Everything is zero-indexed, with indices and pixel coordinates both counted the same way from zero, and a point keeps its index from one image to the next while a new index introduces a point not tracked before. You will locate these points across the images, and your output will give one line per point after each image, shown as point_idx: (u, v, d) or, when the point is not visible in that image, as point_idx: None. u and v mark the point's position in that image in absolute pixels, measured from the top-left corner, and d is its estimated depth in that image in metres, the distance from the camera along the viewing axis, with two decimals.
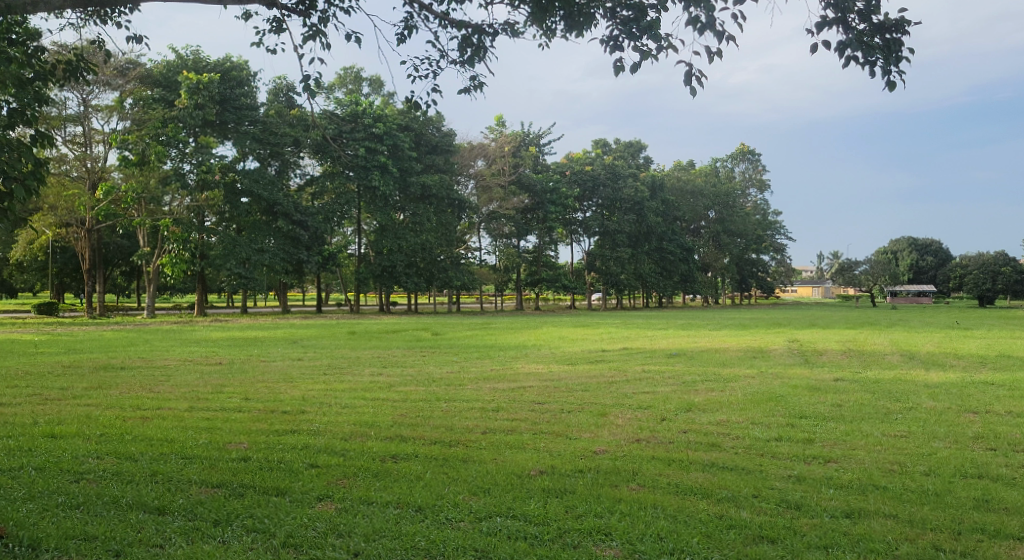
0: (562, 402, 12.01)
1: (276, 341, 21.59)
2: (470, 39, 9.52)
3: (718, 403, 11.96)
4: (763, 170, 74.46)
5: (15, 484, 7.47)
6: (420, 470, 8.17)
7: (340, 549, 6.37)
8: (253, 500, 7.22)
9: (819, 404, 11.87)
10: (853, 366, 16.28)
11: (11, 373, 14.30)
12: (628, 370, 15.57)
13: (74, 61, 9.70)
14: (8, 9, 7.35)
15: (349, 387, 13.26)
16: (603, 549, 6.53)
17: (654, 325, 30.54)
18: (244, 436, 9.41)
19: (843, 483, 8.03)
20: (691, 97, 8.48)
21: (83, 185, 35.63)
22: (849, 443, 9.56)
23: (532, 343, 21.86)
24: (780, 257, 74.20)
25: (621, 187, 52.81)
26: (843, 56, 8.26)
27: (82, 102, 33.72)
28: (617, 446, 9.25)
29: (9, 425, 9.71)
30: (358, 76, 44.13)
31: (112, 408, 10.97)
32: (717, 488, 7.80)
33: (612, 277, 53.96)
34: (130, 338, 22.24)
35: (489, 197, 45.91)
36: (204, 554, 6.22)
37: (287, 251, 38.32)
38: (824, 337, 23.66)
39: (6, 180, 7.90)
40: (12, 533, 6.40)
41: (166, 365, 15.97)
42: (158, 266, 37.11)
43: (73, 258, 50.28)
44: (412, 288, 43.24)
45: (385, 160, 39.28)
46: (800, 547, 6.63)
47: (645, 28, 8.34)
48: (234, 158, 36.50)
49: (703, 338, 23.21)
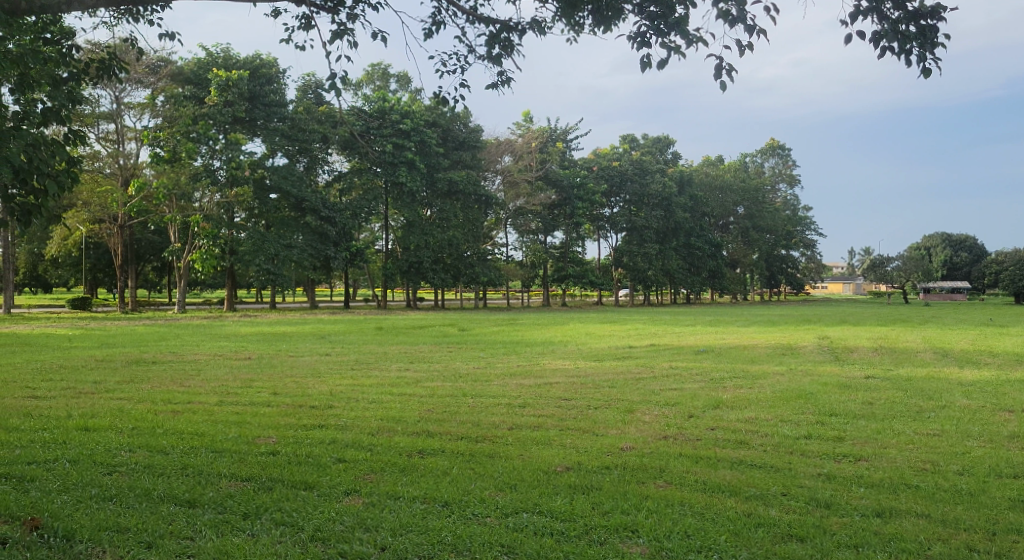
0: (589, 399, 11.97)
1: (305, 336, 21.80)
2: (498, 35, 9.40)
3: (746, 400, 11.85)
4: (793, 165, 73.65)
5: (50, 475, 7.59)
6: (446, 465, 8.19)
7: (367, 542, 6.40)
8: (281, 494, 7.28)
9: (850, 402, 11.70)
10: (884, 363, 16.06)
11: (45, 367, 14.56)
12: (656, 366, 15.49)
13: (107, 59, 9.74)
14: (42, 9, 7.32)
15: (376, 382, 13.35)
16: (629, 546, 6.48)
17: (682, 321, 30.43)
18: (272, 430, 9.51)
19: (873, 482, 7.93)
20: (723, 92, 8.25)
21: (116, 182, 36.33)
22: (881, 442, 9.42)
23: (559, 339, 21.85)
24: (810, 252, 73.48)
25: (649, 183, 52.41)
26: (878, 47, 8.09)
27: (114, 99, 34.15)
28: (644, 443, 9.20)
29: (44, 418, 9.90)
30: (386, 72, 44.26)
31: (143, 402, 11.11)
32: (744, 485, 7.75)
33: (640, 274, 53.67)
34: (162, 333, 22.61)
35: (515, 193, 45.75)
36: (234, 547, 6.27)
37: (315, 248, 38.69)
38: (855, 333, 23.37)
39: (39, 177, 7.95)
40: (47, 524, 6.52)
41: (195, 359, 16.16)
42: (188, 261, 37.58)
43: (106, 254, 51.21)
44: (439, 284, 43.14)
45: (413, 156, 39.48)
46: (830, 546, 6.54)
47: (674, 24, 8.21)
48: (263, 155, 36.85)
49: (732, 335, 22.99)
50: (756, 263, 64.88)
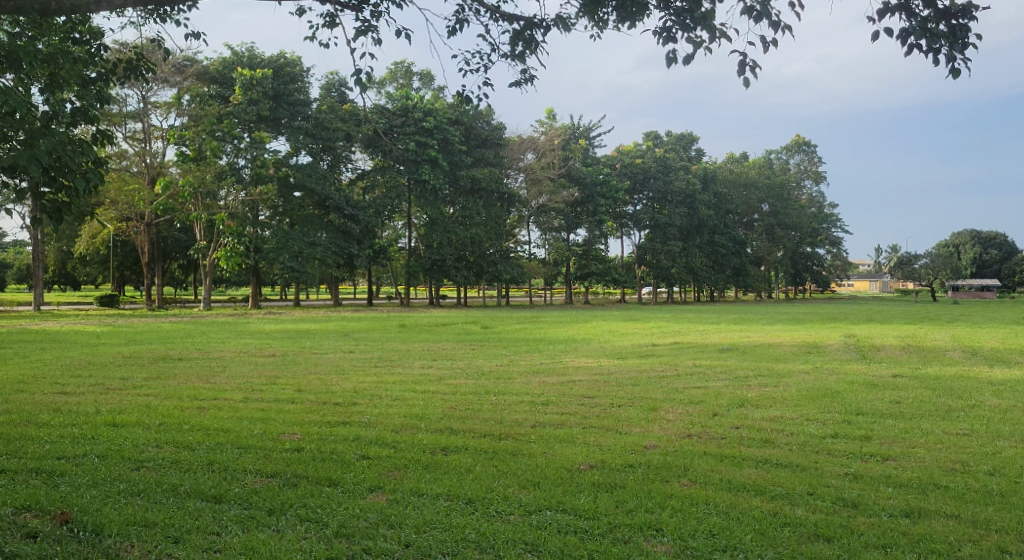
0: (612, 397, 11.94)
1: (330, 334, 21.92)
2: (522, 32, 9.36)
3: (771, 399, 11.74)
4: (818, 161, 72.98)
5: (79, 470, 7.69)
6: (469, 462, 8.20)
7: (392, 539, 6.41)
8: (306, 490, 7.32)
9: (877, 401, 11.55)
10: (911, 362, 15.86)
11: (74, 363, 14.78)
12: (679, 365, 15.41)
13: (135, 59, 9.83)
14: (71, 9, 7.36)
15: (399, 379, 13.40)
16: (654, 544, 6.44)
17: (706, 319, 30.24)
18: (296, 427, 9.56)
19: (901, 482, 7.81)
20: (747, 90, 8.14)
21: (142, 180, 36.88)
22: (908, 442, 9.28)
23: (582, 336, 21.82)
24: (836, 250, 72.80)
25: (672, 180, 52.29)
26: (906, 44, 7.96)
27: (142, 99, 34.57)
28: (668, 441, 9.15)
29: (73, 413, 10.03)
30: (409, 71, 44.35)
31: (170, 398, 11.23)
32: (770, 484, 7.68)
33: (663, 271, 53.57)
34: (188, 330, 22.87)
35: (539, 190, 45.37)
36: (259, 542, 6.31)
37: (338, 246, 38.96)
38: (881, 332, 23.15)
39: (68, 175, 8.06)
40: (76, 518, 6.60)
41: (221, 356, 16.31)
42: (213, 258, 37.91)
43: (133, 252, 51.90)
44: (461, 281, 43.29)
45: (436, 154, 39.41)
46: (857, 546, 6.47)
47: (699, 18, 8.13)
48: (287, 153, 37.11)
49: (756, 333, 22.82)
50: (781, 261, 64.26)
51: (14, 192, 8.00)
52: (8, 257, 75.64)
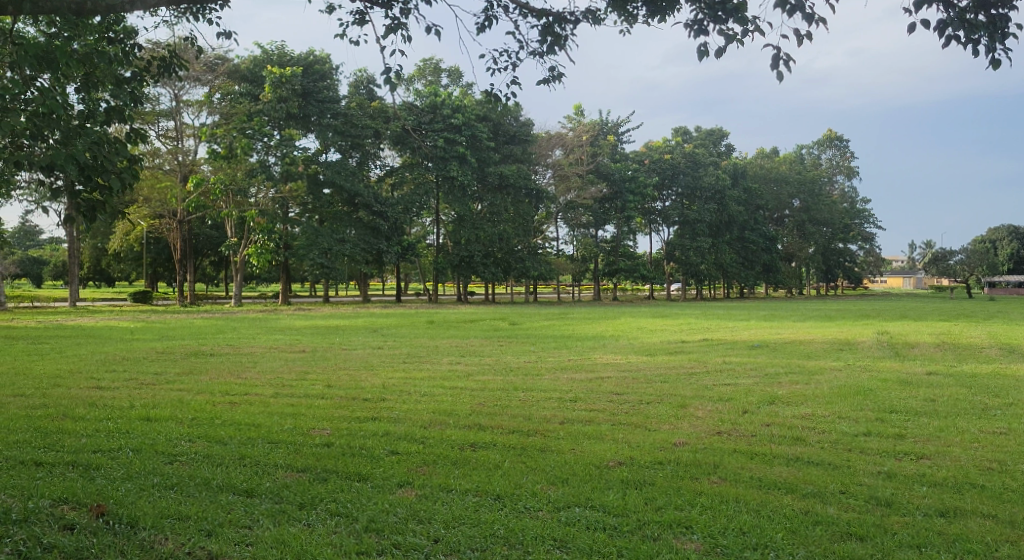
0: (641, 393, 11.89)
1: (359, 330, 22.12)
2: (551, 27, 9.31)
3: (802, 396, 11.61)
4: (851, 156, 71.96)
5: (114, 464, 7.82)
6: (498, 458, 8.22)
7: (421, 534, 6.44)
8: (336, 485, 7.37)
9: (912, 399, 11.39)
10: (947, 359, 15.62)
11: (109, 358, 15.04)
12: (708, 361, 15.31)
13: (168, 58, 9.90)
14: (107, 8, 7.45)
15: (428, 375, 13.47)
16: (683, 541, 6.41)
17: (736, 316, 29.89)
18: (326, 422, 9.64)
19: (936, 481, 7.70)
20: (780, 83, 7.98)
21: (175, 177, 37.38)
22: (943, 441, 9.11)
23: (610, 333, 21.73)
24: (869, 246, 71.79)
25: (701, 175, 52.02)
26: (943, 35, 7.82)
27: (174, 97, 35.10)
28: (698, 438, 9.10)
29: (108, 408, 10.19)
30: (438, 68, 44.51)
31: (202, 393, 11.40)
32: (801, 483, 7.59)
33: (692, 267, 53.20)
34: (220, 326, 23.16)
35: (566, 185, 45.80)
36: (290, 536, 6.36)
37: (367, 242, 39.23)
38: (915, 329, 22.76)
39: (103, 174, 8.17)
40: (112, 511, 6.70)
41: (251, 352, 16.52)
42: (244, 255, 38.30)
43: (167, 249, 52.71)
44: (489, 278, 43.49)
45: (464, 151, 39.31)
46: (890, 545, 6.38)
47: (731, 10, 8.04)
48: (317, 150, 37.42)
49: (786, 330, 22.57)
50: (813, 257, 63.50)
51: (51, 191, 8.12)
52: (45, 253, 77.31)
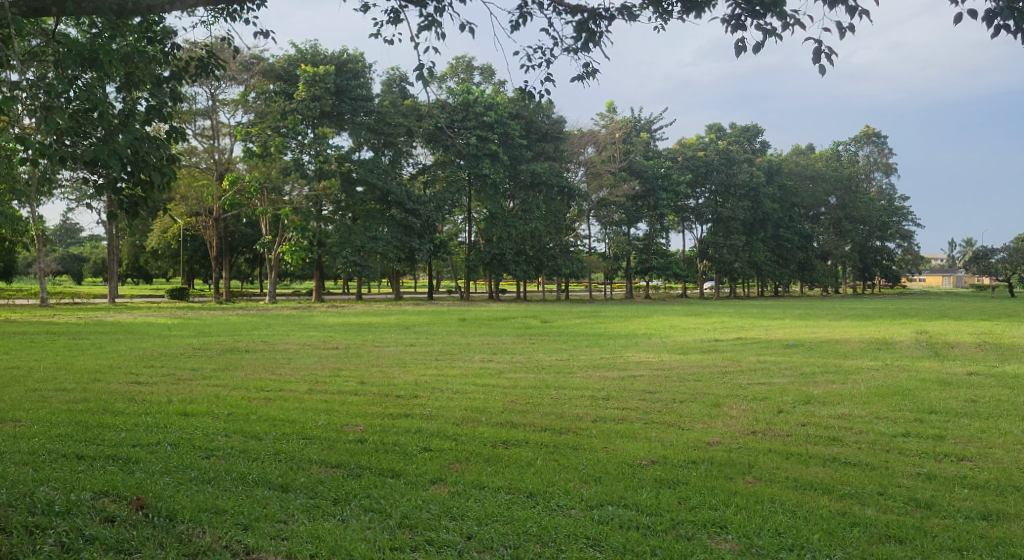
0: (673, 392, 11.80)
1: (391, 327, 22.24)
2: (586, 23, 9.25)
3: (839, 396, 11.45)
4: (889, 153, 70.86)
5: (153, 457, 7.96)
6: (529, 455, 8.22)
7: (454, 531, 6.45)
8: (369, 481, 7.41)
9: (952, 399, 11.16)
10: (988, 359, 15.32)
11: (147, 354, 15.28)
12: (742, 360, 15.15)
13: (205, 58, 9.97)
14: (146, 9, 7.58)
15: (460, 372, 13.48)
16: (718, 541, 6.36)
17: (771, 315, 29.46)
18: (360, 419, 9.67)
19: (978, 483, 7.54)
20: (822, 78, 7.82)
21: (211, 176, 37.84)
22: (985, 442, 8.94)
23: (644, 331, 21.51)
24: (907, 245, 70.55)
25: (735, 172, 51.61)
26: (992, 25, 7.63)
27: (211, 97, 35.60)
28: (732, 438, 9.00)
29: (147, 403, 10.34)
30: (470, 65, 44.60)
31: (237, 389, 11.51)
32: (838, 483, 7.48)
33: (726, 266, 52.54)
34: (254, 322, 23.37)
35: (599, 184, 45.35)
36: (325, 531, 6.41)
37: (400, 239, 39.41)
38: (954, 329, 22.32)
39: (145, 170, 8.34)
40: (151, 504, 6.81)
41: (286, 348, 16.67)
42: (278, 253, 38.58)
43: (203, 246, 53.50)
44: (521, 276, 43.51)
45: (496, 149, 39.30)
46: (931, 548, 6.27)
47: (770, 5, 7.93)
48: (351, 149, 37.70)
49: (821, 329, 22.18)
50: (849, 254, 62.55)
51: (95, 187, 8.30)
52: (85, 250, 78.82)
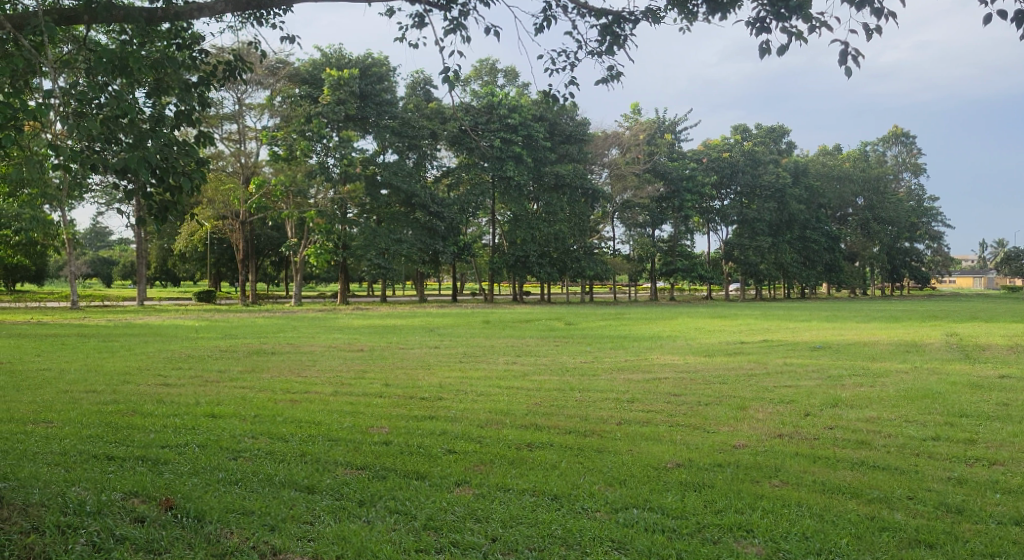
0: (699, 394, 11.73)
1: (416, 329, 22.37)
2: (609, 27, 9.23)
3: (867, 399, 11.33)
4: (918, 152, 69.97)
5: (182, 458, 8.06)
6: (554, 458, 8.20)
7: (478, 532, 6.47)
8: (394, 483, 7.44)
9: (984, 403, 10.99)
10: (1021, 361, 15.08)
11: (174, 356, 15.46)
12: (768, 362, 15.06)
13: (233, 62, 10.03)
14: (176, 16, 7.69)
15: (484, 375, 13.50)
16: (745, 545, 6.30)
17: (797, 317, 29.20)
18: (384, 420, 9.73)
19: (1010, 488, 7.42)
20: (848, 79, 7.73)
21: (237, 179, 38.27)
22: (1017, 445, 8.80)
23: (669, 333, 21.44)
24: (936, 245, 69.63)
25: (761, 173, 51.30)
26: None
27: (237, 101, 35.95)
28: (759, 441, 8.94)
29: (175, 404, 10.48)
30: (494, 68, 44.67)
31: (264, 391, 11.62)
32: (866, 487, 7.40)
33: (751, 267, 52.18)
34: (280, 325, 23.57)
35: (623, 185, 44.95)
36: (350, 532, 6.45)
37: (424, 242, 39.47)
38: (985, 330, 21.97)
39: (174, 175, 8.45)
40: (180, 504, 6.89)
41: (312, 350, 16.81)
42: (304, 255, 38.87)
43: (229, 249, 54.06)
44: (545, 277, 43.57)
45: (521, 151, 39.29)
46: (962, 553, 6.16)
47: (796, 7, 7.87)
48: (375, 151, 37.95)
49: (849, 330, 21.98)
50: (878, 256, 61.78)
51: (125, 192, 8.43)
52: (116, 254, 80.08)
